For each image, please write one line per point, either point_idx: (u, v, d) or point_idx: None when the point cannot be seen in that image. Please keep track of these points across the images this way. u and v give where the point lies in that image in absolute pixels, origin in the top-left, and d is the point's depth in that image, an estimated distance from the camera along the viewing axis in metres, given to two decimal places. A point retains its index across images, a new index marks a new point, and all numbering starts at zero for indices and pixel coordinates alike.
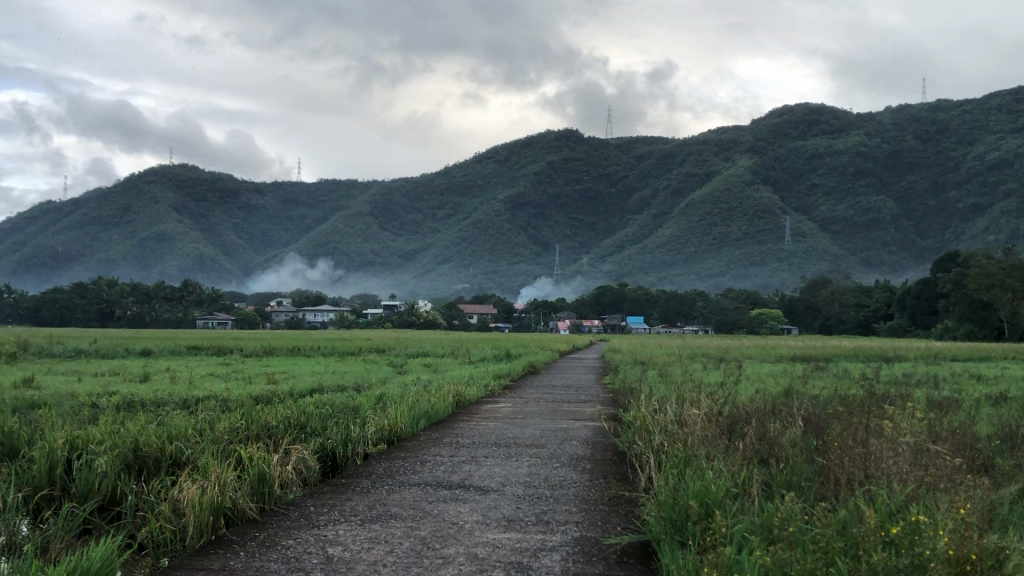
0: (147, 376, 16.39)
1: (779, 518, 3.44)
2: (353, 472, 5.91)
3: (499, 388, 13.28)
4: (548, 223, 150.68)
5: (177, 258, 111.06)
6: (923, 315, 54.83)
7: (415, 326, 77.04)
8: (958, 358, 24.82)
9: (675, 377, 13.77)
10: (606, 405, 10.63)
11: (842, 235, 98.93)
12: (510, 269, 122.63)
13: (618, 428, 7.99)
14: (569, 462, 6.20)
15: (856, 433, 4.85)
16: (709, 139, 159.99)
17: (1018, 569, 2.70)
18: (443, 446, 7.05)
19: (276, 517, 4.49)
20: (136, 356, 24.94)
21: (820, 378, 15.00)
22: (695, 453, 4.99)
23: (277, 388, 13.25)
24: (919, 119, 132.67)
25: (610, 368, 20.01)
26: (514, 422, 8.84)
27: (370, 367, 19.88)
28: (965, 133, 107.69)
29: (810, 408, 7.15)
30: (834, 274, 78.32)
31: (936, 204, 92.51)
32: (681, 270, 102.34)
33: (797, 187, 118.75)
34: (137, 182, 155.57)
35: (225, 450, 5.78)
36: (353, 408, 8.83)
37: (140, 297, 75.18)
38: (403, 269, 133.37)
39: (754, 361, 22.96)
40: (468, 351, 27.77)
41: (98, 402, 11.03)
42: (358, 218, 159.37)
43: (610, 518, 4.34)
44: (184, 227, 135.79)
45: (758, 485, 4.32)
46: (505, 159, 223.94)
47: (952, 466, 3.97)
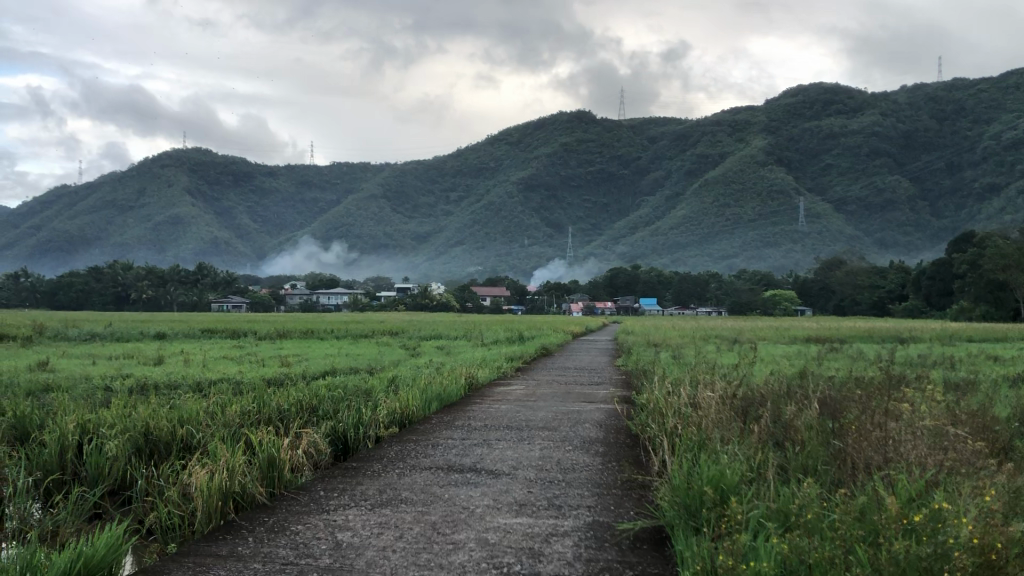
0: (160, 358, 16.45)
1: (797, 503, 3.40)
2: (365, 454, 5.87)
3: (511, 370, 13.23)
4: (562, 204, 150.55)
5: (192, 241, 111.42)
6: (939, 296, 54.58)
7: (428, 308, 77.27)
8: (973, 339, 24.56)
9: (688, 358, 13.65)
10: (619, 387, 10.58)
11: (856, 217, 98.35)
12: (523, 252, 122.53)
13: (630, 410, 7.96)
14: (582, 446, 6.14)
15: (871, 414, 4.77)
16: (723, 120, 159.09)
17: None
18: (454, 429, 7.01)
19: (286, 501, 4.46)
20: (150, 339, 25.01)
21: (836, 359, 14.90)
22: (710, 436, 4.92)
23: (289, 371, 13.24)
24: (935, 98, 131.40)
25: (623, 349, 19.86)
26: (525, 405, 8.83)
27: (384, 349, 19.93)
28: (982, 113, 106.81)
29: (827, 389, 7.08)
30: (849, 254, 77.92)
31: (951, 183, 91.71)
32: (693, 252, 102.15)
33: (811, 168, 118.10)
34: (152, 166, 156.19)
35: (236, 433, 5.73)
36: (364, 391, 8.81)
37: (155, 281, 75.54)
38: (416, 251, 133.49)
39: (767, 342, 22.83)
40: (480, 333, 27.77)
41: (112, 386, 11.05)
42: (371, 200, 159.38)
43: (625, 501, 4.29)
44: (197, 210, 136.17)
45: (775, 471, 4.25)
46: (518, 142, 223.35)
47: (971, 447, 3.90)
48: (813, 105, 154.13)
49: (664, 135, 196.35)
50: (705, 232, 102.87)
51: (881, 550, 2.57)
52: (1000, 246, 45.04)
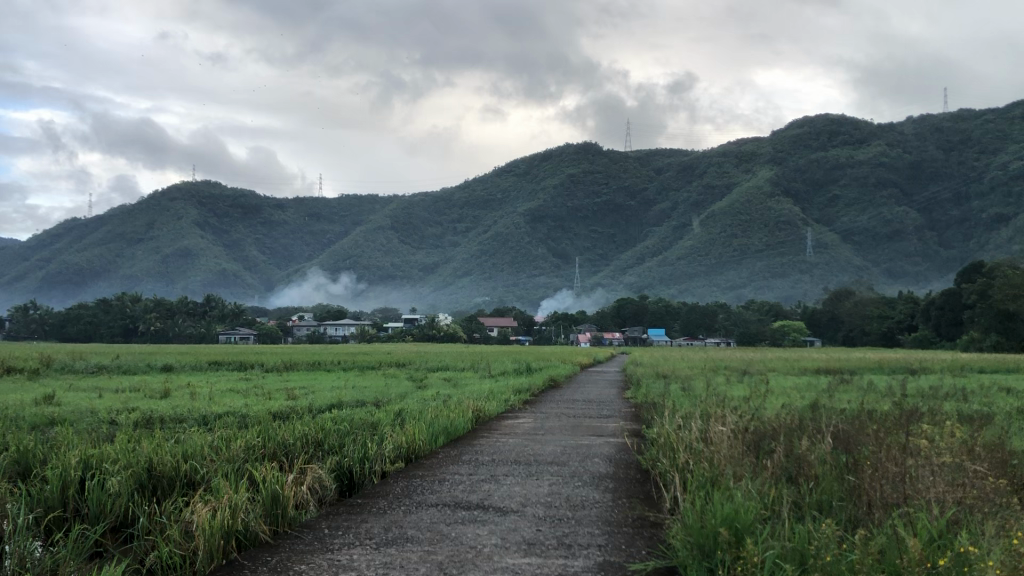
0: (166, 391, 16.37)
1: (814, 543, 3.33)
2: (370, 490, 5.79)
3: (519, 402, 13.13)
4: (569, 235, 150.79)
5: (200, 273, 111.66)
6: (948, 326, 54.08)
7: (435, 340, 77.10)
8: (983, 370, 24.30)
9: (697, 390, 13.49)
10: (627, 421, 10.42)
11: (863, 248, 98.28)
12: (530, 282, 122.59)
13: (640, 445, 7.83)
14: (592, 481, 6.04)
15: (888, 450, 4.64)
16: (729, 151, 159.79)
17: None
18: (461, 463, 6.94)
19: (291, 540, 4.37)
20: (157, 372, 24.88)
21: (845, 392, 14.75)
22: (723, 472, 4.82)
23: (296, 404, 13.11)
24: (941, 128, 131.88)
25: (631, 381, 19.64)
26: (533, 439, 8.70)
27: (390, 381, 19.81)
28: (988, 143, 107.14)
29: (839, 423, 6.97)
30: (857, 285, 77.74)
31: (957, 214, 91.25)
32: (701, 282, 102.03)
33: (818, 198, 118.27)
34: (161, 199, 157.22)
35: (240, 470, 5.64)
36: (371, 425, 8.72)
37: (163, 313, 75.63)
38: (423, 283, 133.64)
39: (776, 373, 22.64)
40: (488, 365, 27.59)
41: (117, 420, 10.94)
42: (378, 231, 159.91)
43: (634, 541, 4.18)
44: (206, 241, 136.69)
45: (791, 508, 4.16)
46: (525, 173, 224.48)
47: (994, 490, 3.78)
48: (817, 134, 154.72)
49: (670, 167, 197.12)
50: (713, 262, 102.86)
51: None
52: (1009, 275, 44.97)
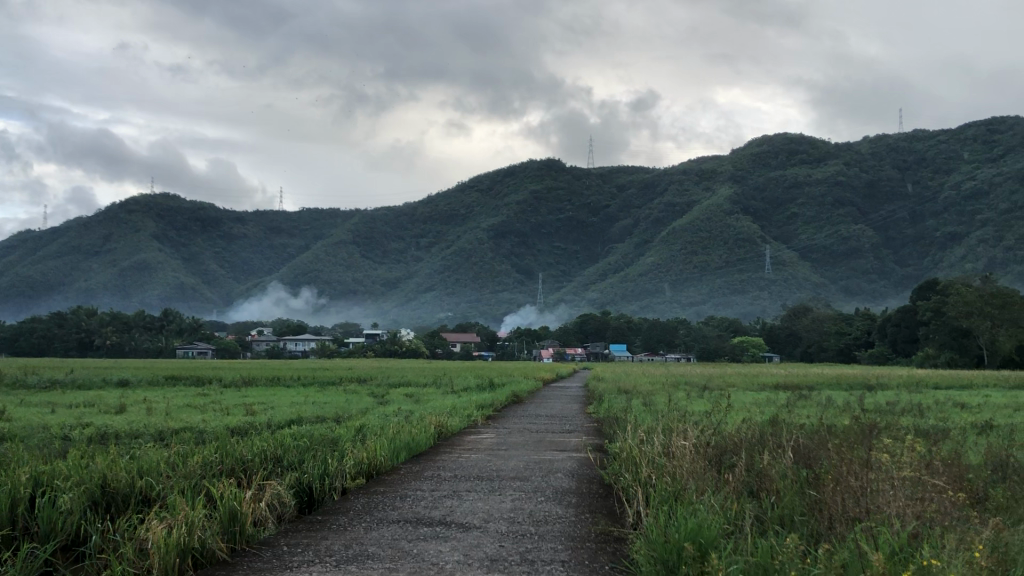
0: (121, 407, 16.02)
1: (777, 556, 3.33)
2: (331, 507, 5.70)
3: (482, 418, 13.06)
4: (532, 250, 151.42)
5: (158, 287, 110.03)
6: (904, 343, 55.06)
7: (397, 354, 76.71)
8: (940, 385, 24.87)
9: (660, 406, 13.56)
10: (589, 437, 10.40)
11: (821, 265, 99.76)
12: (493, 297, 122.82)
13: (603, 460, 7.83)
14: (554, 496, 6.02)
15: (848, 466, 4.68)
16: (691, 169, 161.89)
17: None
18: (422, 480, 6.86)
19: (248, 557, 4.28)
20: (113, 387, 24.33)
21: (804, 407, 14.92)
22: (685, 487, 4.83)
23: (256, 419, 12.91)
24: (896, 148, 135.18)
25: (594, 396, 19.66)
26: (496, 454, 8.64)
27: (351, 397, 19.57)
28: (942, 164, 110.11)
29: (800, 438, 7.01)
30: (815, 303, 78.93)
31: (913, 232, 95.99)
32: (663, 299, 102.77)
33: (777, 216, 120.29)
34: (119, 211, 154.86)
35: (198, 486, 5.52)
36: (331, 441, 8.62)
37: (120, 327, 74.38)
38: (386, 298, 133.12)
39: (738, 389, 22.90)
40: (452, 380, 27.48)
41: (71, 436, 10.68)
42: (340, 245, 159.02)
43: (597, 556, 4.16)
44: (164, 255, 134.80)
45: (753, 523, 4.19)
46: (489, 189, 225.19)
47: (952, 503, 3.82)
48: (777, 153, 157.12)
49: (632, 185, 198.73)
50: (673, 279, 103.74)
51: None
52: (962, 293, 45.87)
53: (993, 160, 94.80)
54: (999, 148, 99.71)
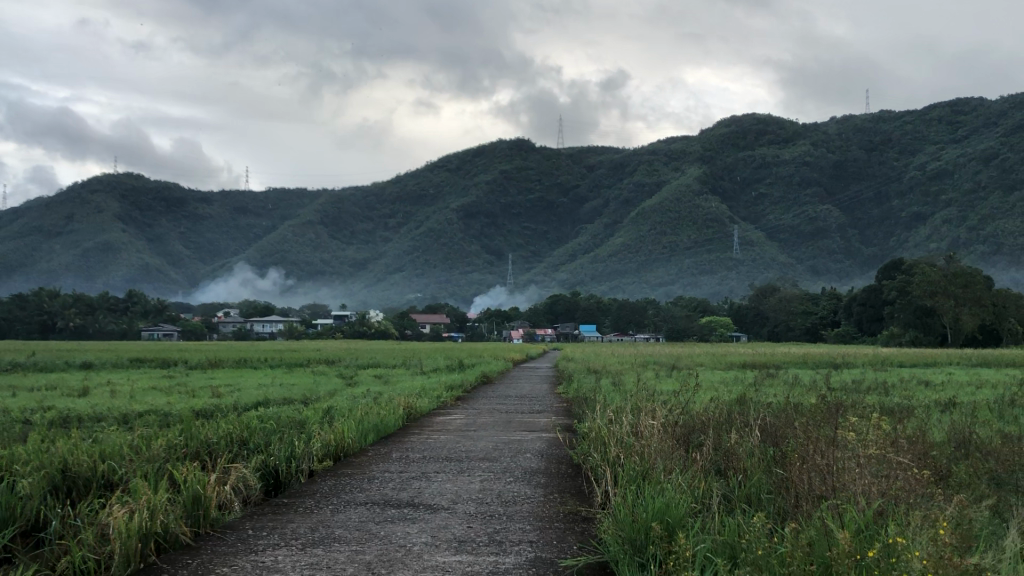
0: (85, 389, 15.82)
1: (744, 535, 3.35)
2: (298, 489, 5.65)
3: (452, 399, 13.07)
4: (501, 231, 151.46)
5: (123, 268, 108.56)
6: (869, 322, 55.82)
7: (366, 336, 76.51)
8: (906, 364, 25.31)
9: (628, 385, 13.70)
10: (559, 417, 10.42)
11: (788, 245, 100.60)
12: (463, 278, 122.80)
13: (572, 440, 7.83)
14: (524, 476, 6.01)
15: (815, 443, 4.70)
16: (660, 149, 162.51)
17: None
18: (391, 461, 6.82)
19: (213, 541, 4.22)
20: (77, 369, 24.03)
21: (770, 386, 15.11)
22: (654, 466, 4.84)
23: (221, 401, 12.79)
24: (862, 129, 136.76)
25: (564, 376, 19.78)
26: (465, 435, 8.63)
27: (320, 378, 19.49)
28: (907, 146, 111.68)
29: (766, 416, 7.06)
30: (782, 283, 79.72)
31: (879, 213, 97.31)
32: (632, 279, 103.18)
33: (745, 196, 121.26)
34: (81, 191, 152.25)
35: (160, 470, 5.44)
36: (299, 423, 8.54)
37: (83, 309, 73.34)
38: (354, 279, 132.46)
39: (706, 369, 23.19)
40: (422, 361, 27.49)
41: (31, 419, 10.53)
42: (308, 226, 157.70)
43: (566, 536, 4.15)
44: (129, 236, 133.00)
45: (719, 501, 4.21)
46: (458, 169, 224.53)
47: (922, 479, 3.84)
48: (745, 134, 157.94)
49: (602, 166, 198.95)
50: (642, 259, 104.17)
51: None
52: (927, 273, 46.54)
53: (958, 142, 96.37)
54: (964, 129, 101.27)
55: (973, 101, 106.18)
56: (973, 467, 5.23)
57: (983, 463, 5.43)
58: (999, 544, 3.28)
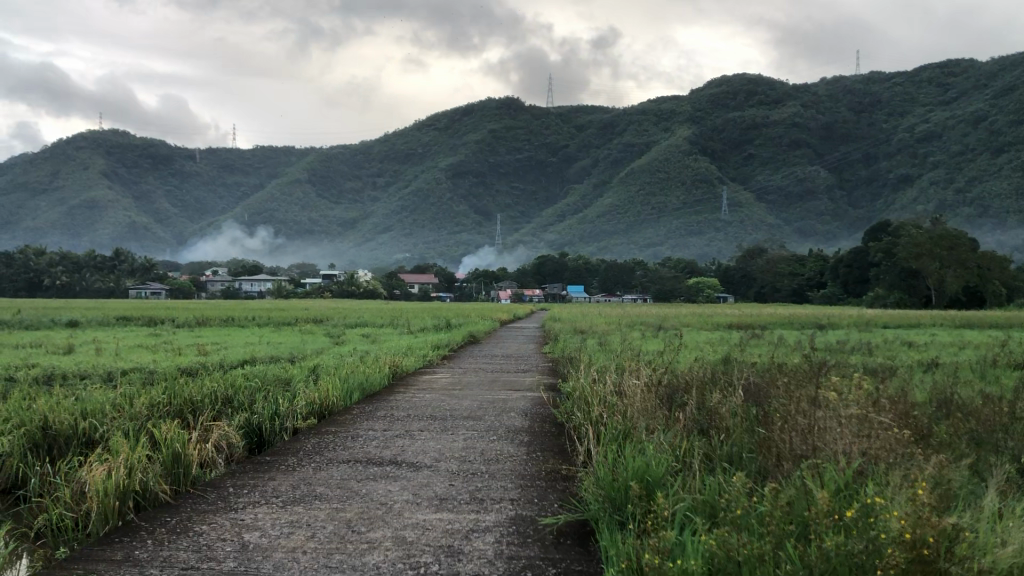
0: (69, 347, 15.80)
1: (723, 495, 3.36)
2: (280, 447, 5.64)
3: (438, 358, 13.12)
4: (490, 190, 151.02)
5: (108, 227, 107.69)
6: (856, 284, 56.22)
7: (355, 296, 76.51)
8: (891, 324, 25.58)
9: (614, 345, 13.81)
10: (545, 375, 10.46)
11: (777, 206, 100.68)
12: (451, 238, 122.71)
13: (556, 399, 7.86)
14: (506, 435, 6.01)
15: (796, 403, 4.71)
16: (650, 109, 161.88)
17: (988, 557, 2.46)
18: (374, 420, 6.79)
19: (193, 499, 4.19)
20: (63, 327, 23.95)
21: (756, 345, 15.24)
22: (635, 425, 4.86)
23: (207, 359, 12.77)
24: (853, 91, 136.65)
25: (551, 336, 19.90)
26: (451, 394, 8.62)
27: (306, 336, 19.58)
28: (897, 108, 111.82)
29: (749, 376, 7.09)
30: (769, 244, 79.81)
31: (867, 173, 97.51)
32: (620, 240, 103.15)
33: (735, 157, 121.19)
34: (65, 147, 150.38)
35: (141, 427, 5.41)
36: (283, 380, 8.59)
37: (70, 267, 72.87)
38: (342, 238, 132.04)
39: (692, 329, 23.36)
40: (408, 321, 27.55)
41: (16, 377, 10.51)
42: (295, 185, 156.63)
43: (547, 494, 4.15)
44: (113, 193, 131.77)
45: (702, 459, 4.21)
46: (447, 128, 223.17)
47: (897, 437, 3.85)
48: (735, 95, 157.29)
49: (591, 125, 197.93)
50: (631, 220, 104.07)
51: (807, 546, 2.50)
52: (912, 236, 46.60)
53: (949, 105, 96.54)
54: (954, 91, 101.42)
55: (964, 62, 106.02)
56: (955, 426, 5.26)
57: (963, 422, 5.46)
58: (978, 504, 3.28)
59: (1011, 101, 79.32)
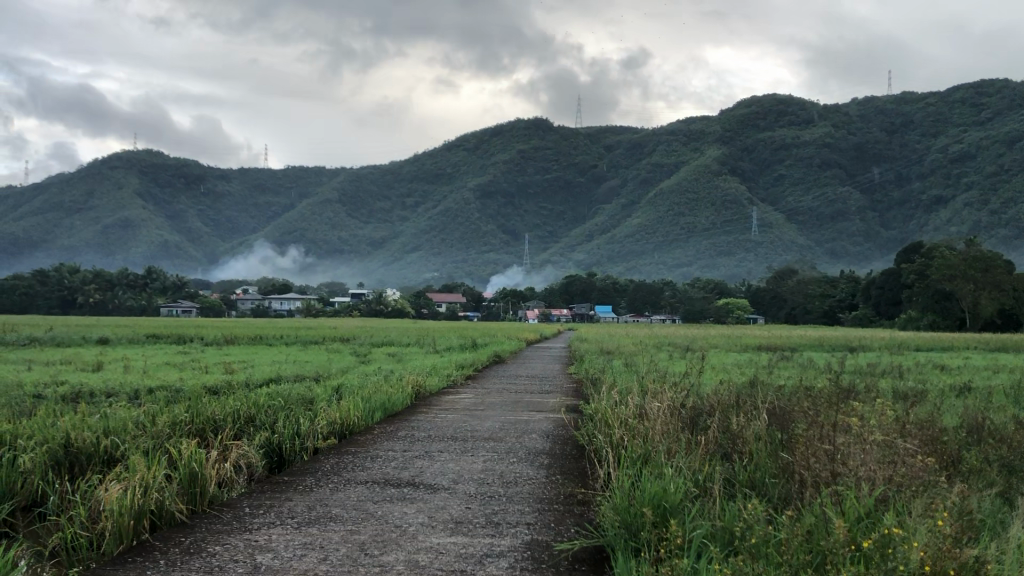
0: (100, 364, 15.92)
1: (739, 522, 3.29)
2: (299, 468, 5.61)
3: (461, 377, 13.14)
4: (518, 210, 151.48)
5: (142, 245, 109.19)
6: (888, 306, 55.51)
7: (383, 315, 76.86)
8: (925, 347, 25.17)
9: (640, 366, 13.73)
10: (569, 396, 10.37)
11: (807, 227, 99.83)
12: (479, 258, 123.08)
13: (578, 421, 7.76)
14: (528, 458, 5.96)
15: (819, 428, 4.60)
16: (680, 129, 161.92)
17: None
18: (394, 440, 6.77)
19: (207, 518, 4.20)
20: (94, 344, 24.18)
21: (784, 369, 15.01)
22: (655, 449, 4.79)
23: (232, 378, 12.91)
24: (884, 112, 135.90)
25: (576, 356, 19.88)
26: (471, 415, 8.58)
27: (333, 356, 19.65)
28: (930, 129, 111.06)
29: (774, 399, 6.97)
30: (799, 264, 79.12)
31: (899, 195, 96.71)
32: (648, 261, 102.75)
33: (764, 177, 120.68)
34: (101, 167, 153.06)
35: (161, 445, 5.43)
36: (307, 399, 8.60)
37: (103, 285, 73.95)
38: (371, 257, 132.83)
39: (720, 349, 23.19)
40: (435, 339, 27.62)
41: (43, 393, 10.59)
42: (325, 204, 157.97)
43: (565, 518, 4.08)
44: (147, 212, 133.63)
45: (719, 486, 4.15)
46: (476, 148, 224.52)
47: (921, 462, 3.76)
48: (765, 115, 156.66)
49: (620, 145, 197.87)
50: (659, 241, 103.77)
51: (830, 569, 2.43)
52: (945, 256, 45.95)
53: (982, 125, 95.81)
54: (987, 111, 100.59)
55: (997, 81, 104.97)
56: (984, 452, 5.15)
57: (995, 448, 5.33)
58: (1001, 532, 3.17)
59: None
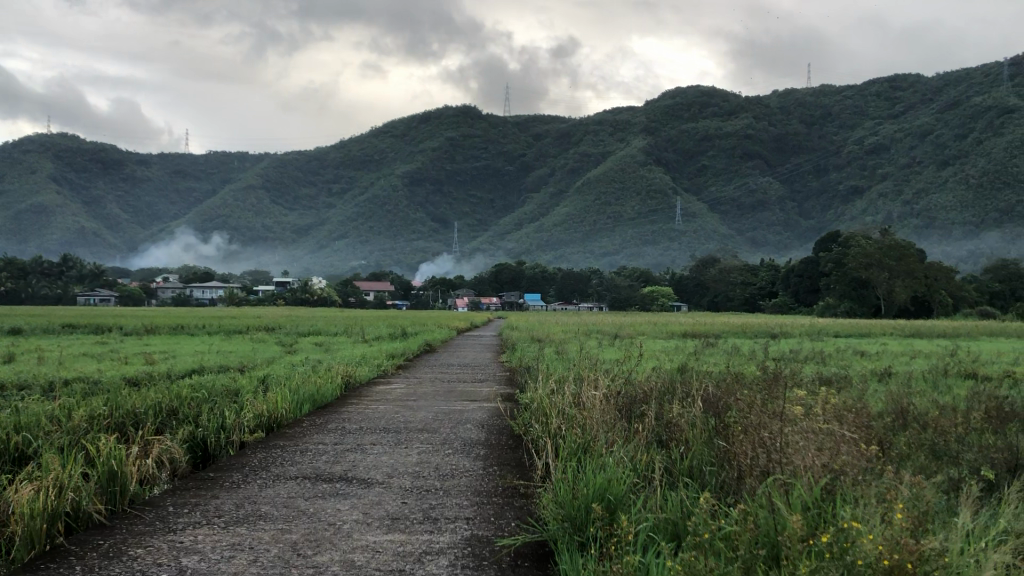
0: (10, 354, 15.20)
1: (685, 515, 3.25)
2: (224, 463, 5.39)
3: (393, 366, 12.89)
4: (446, 198, 151.00)
5: (56, 232, 105.01)
6: (806, 294, 57.09)
7: (309, 304, 75.62)
8: (842, 334, 25.92)
9: (569, 354, 13.68)
10: (501, 386, 10.25)
11: (729, 218, 101.85)
12: (407, 245, 122.12)
13: (513, 410, 7.68)
14: (463, 449, 5.83)
15: (761, 414, 4.55)
16: (607, 119, 163.49)
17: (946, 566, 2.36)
18: (324, 433, 6.55)
19: (130, 520, 3.97)
20: (4, 335, 23.08)
21: (711, 355, 15.12)
22: (596, 438, 4.70)
23: (155, 368, 12.44)
24: (804, 104, 139.67)
25: (507, 345, 19.85)
26: (404, 404, 8.44)
27: (257, 346, 19.09)
28: (846, 123, 114.73)
29: (703, 387, 6.99)
30: (722, 253, 80.69)
31: (817, 185, 99.64)
32: (576, 249, 103.38)
33: (688, 167, 122.75)
34: (11, 151, 146.65)
35: (73, 442, 5.13)
36: (233, 390, 8.28)
37: (15, 273, 70.82)
38: (296, 246, 130.53)
39: (647, 337, 23.49)
40: (363, 329, 27.22)
41: None
42: (249, 191, 154.70)
43: (503, 513, 3.98)
44: (61, 197, 128.66)
45: (664, 474, 4.11)
46: (403, 135, 222.70)
47: (866, 447, 3.74)
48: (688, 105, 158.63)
49: (548, 136, 198.89)
50: (586, 229, 104.45)
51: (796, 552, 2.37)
52: (861, 245, 47.42)
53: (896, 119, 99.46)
54: (900, 105, 104.33)
55: (910, 77, 108.89)
56: (914, 436, 5.25)
57: (924, 432, 5.44)
58: (952, 519, 3.15)
59: (955, 114, 81.00)
